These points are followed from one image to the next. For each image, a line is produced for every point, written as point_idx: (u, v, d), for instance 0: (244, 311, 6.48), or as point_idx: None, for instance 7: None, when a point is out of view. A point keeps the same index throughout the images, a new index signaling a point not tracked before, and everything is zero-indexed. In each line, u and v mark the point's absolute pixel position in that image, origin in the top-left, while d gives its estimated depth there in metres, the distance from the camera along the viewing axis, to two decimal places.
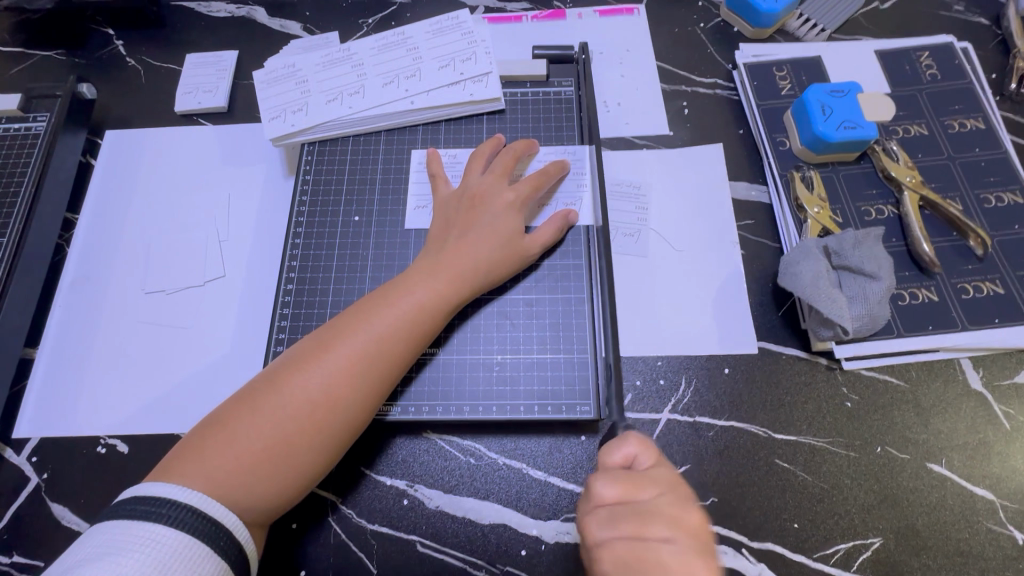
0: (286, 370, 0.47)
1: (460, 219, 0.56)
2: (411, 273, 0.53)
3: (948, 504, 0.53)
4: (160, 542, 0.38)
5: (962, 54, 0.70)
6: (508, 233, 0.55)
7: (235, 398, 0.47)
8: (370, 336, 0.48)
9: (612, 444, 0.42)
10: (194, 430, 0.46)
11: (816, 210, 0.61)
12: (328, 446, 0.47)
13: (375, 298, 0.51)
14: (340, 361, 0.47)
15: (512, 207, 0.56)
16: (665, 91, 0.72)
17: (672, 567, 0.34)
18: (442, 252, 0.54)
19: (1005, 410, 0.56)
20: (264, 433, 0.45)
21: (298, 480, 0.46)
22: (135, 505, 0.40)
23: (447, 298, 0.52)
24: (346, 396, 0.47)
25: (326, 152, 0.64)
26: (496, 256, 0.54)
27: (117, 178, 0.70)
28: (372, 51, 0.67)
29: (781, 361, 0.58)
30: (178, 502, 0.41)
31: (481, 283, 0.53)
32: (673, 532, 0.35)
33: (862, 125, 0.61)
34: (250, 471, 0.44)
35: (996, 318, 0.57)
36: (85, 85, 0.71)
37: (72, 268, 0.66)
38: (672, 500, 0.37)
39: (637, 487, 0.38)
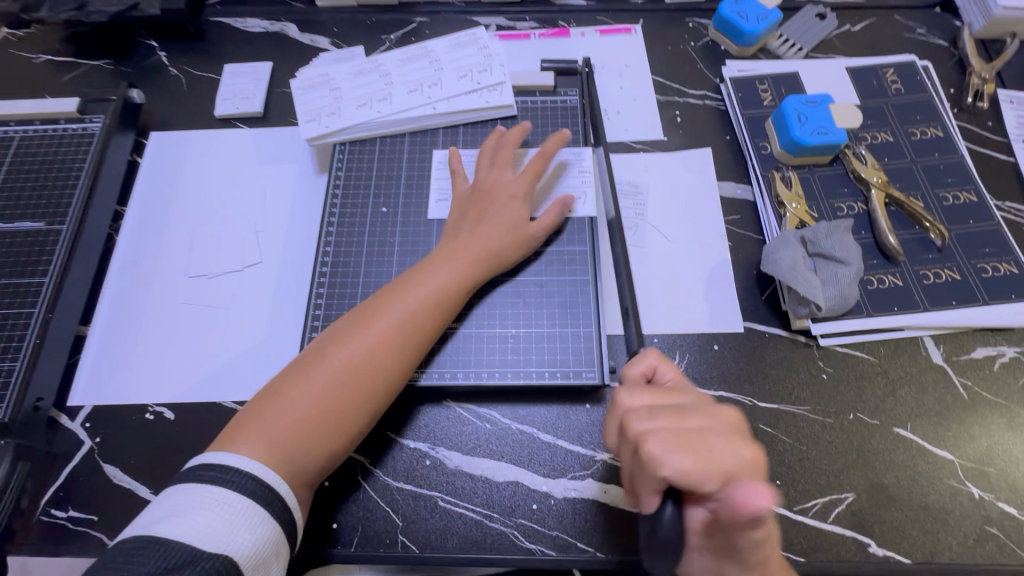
0: (328, 346, 0.54)
1: (472, 210, 0.63)
2: (432, 259, 0.59)
3: (913, 464, 0.59)
4: (228, 503, 0.44)
5: (923, 71, 0.79)
6: (514, 221, 0.62)
7: (283, 374, 0.53)
8: (400, 315, 0.55)
9: (635, 358, 0.51)
10: (249, 404, 0.52)
11: (794, 206, 0.69)
12: (368, 413, 0.53)
13: (401, 282, 0.58)
14: (375, 337, 0.54)
15: (518, 198, 0.63)
16: (659, 101, 0.80)
17: (722, 451, 0.37)
18: (458, 240, 0.61)
19: (963, 382, 0.63)
20: (314, 400, 0.51)
21: (343, 443, 0.52)
22: (202, 471, 0.46)
23: (465, 277, 0.58)
24: (384, 365, 0.53)
25: (355, 150, 0.71)
26: (504, 240, 0.61)
27: (162, 174, 0.77)
28: (398, 62, 0.74)
29: (764, 338, 0.65)
30: (240, 469, 0.46)
31: (493, 265, 0.60)
32: (710, 421, 0.40)
33: (833, 131, 0.69)
34: (303, 433, 0.50)
35: (954, 301, 0.64)
36: (135, 91, 0.78)
37: (120, 254, 0.72)
38: (696, 400, 0.44)
39: (665, 393, 0.45)
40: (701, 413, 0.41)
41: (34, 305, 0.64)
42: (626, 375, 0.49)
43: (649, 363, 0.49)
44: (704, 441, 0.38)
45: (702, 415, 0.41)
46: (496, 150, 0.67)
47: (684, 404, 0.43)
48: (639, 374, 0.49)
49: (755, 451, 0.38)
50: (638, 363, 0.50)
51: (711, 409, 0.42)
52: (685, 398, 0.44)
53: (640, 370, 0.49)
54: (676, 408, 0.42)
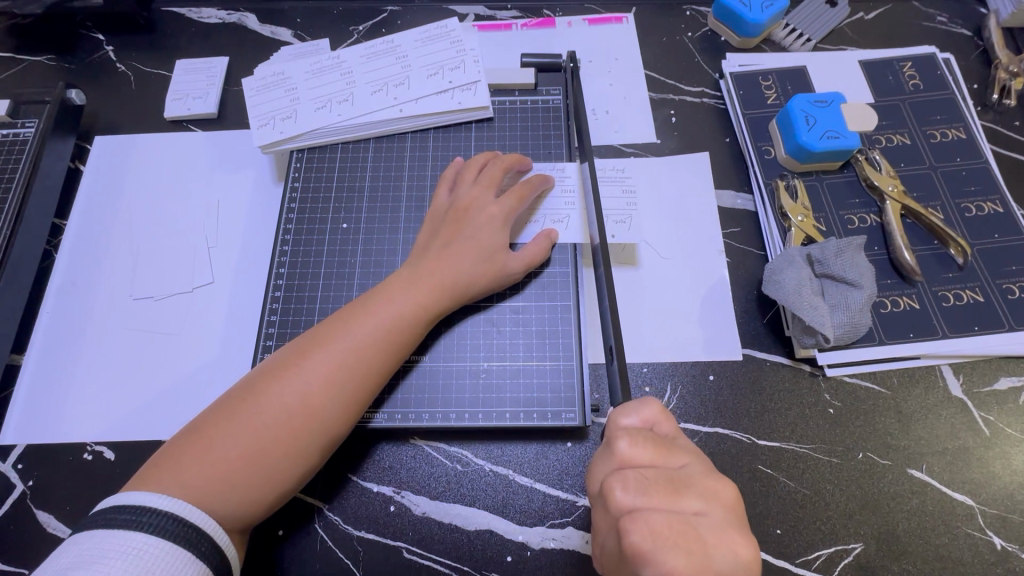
0: (264, 378, 0.48)
1: (444, 231, 0.56)
2: (391, 283, 0.53)
3: (929, 510, 0.53)
4: (144, 550, 0.38)
5: (944, 65, 0.72)
6: (490, 248, 0.55)
7: (214, 406, 0.47)
8: (348, 346, 0.49)
9: (630, 406, 0.43)
10: (173, 438, 0.46)
11: (800, 219, 0.62)
12: (308, 457, 0.47)
13: (356, 306, 0.52)
14: (319, 370, 0.48)
15: (497, 221, 0.56)
16: (653, 99, 0.73)
17: (710, 540, 0.35)
18: (423, 262, 0.54)
19: (984, 417, 0.57)
20: (240, 440, 0.45)
21: (278, 488, 0.46)
22: (116, 514, 0.40)
23: (430, 311, 0.52)
24: (324, 404, 0.47)
25: (314, 159, 0.65)
26: (477, 270, 0.54)
27: (106, 183, 0.70)
28: (362, 59, 0.67)
29: (764, 367, 0.59)
30: (159, 510, 0.40)
31: (461, 295, 0.54)
32: (706, 505, 0.37)
33: (845, 135, 0.62)
34: (227, 478, 0.44)
35: (976, 326, 0.58)
36: (75, 91, 0.71)
37: (59, 273, 0.66)
38: (700, 469, 0.39)
39: (664, 453, 0.39)
40: (700, 491, 0.37)
41: None
42: (616, 424, 0.42)
43: (647, 413, 0.42)
44: (697, 535, 0.35)
45: (701, 495, 0.37)
46: (482, 167, 0.59)
47: (684, 472, 0.38)
48: (634, 423, 0.42)
49: (747, 547, 0.36)
50: (633, 413, 0.42)
51: (712, 485, 0.38)
52: (683, 461, 0.39)
53: (635, 420, 0.42)
54: (672, 479, 0.37)
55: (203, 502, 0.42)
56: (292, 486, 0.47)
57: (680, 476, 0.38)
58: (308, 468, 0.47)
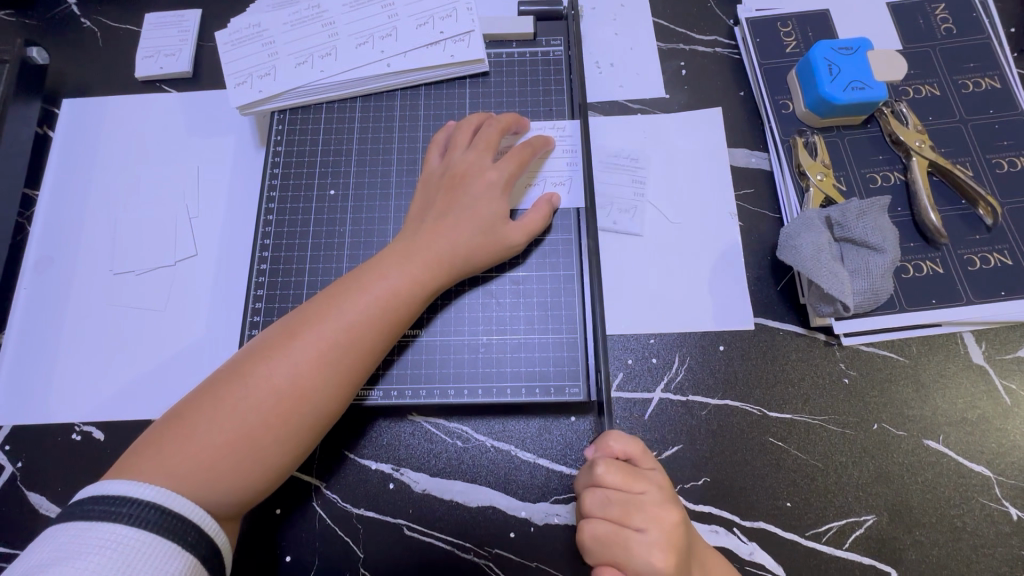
0: (251, 359, 0.45)
1: (439, 201, 0.52)
2: (383, 257, 0.50)
3: (943, 481, 0.52)
4: (123, 544, 0.36)
5: (980, 6, 0.65)
6: (489, 217, 0.51)
7: (200, 388, 0.45)
8: (339, 324, 0.46)
9: (621, 432, 0.44)
10: (158, 423, 0.44)
11: (819, 177, 0.58)
12: (299, 440, 0.45)
13: (346, 282, 0.49)
14: (308, 351, 0.45)
15: (496, 188, 0.52)
16: (661, 50, 0.67)
17: (640, 555, 0.39)
18: (417, 235, 0.51)
19: (1004, 384, 0.54)
20: (227, 426, 0.43)
21: (269, 473, 0.44)
22: (93, 505, 0.38)
23: (425, 285, 0.49)
24: (316, 386, 0.45)
25: (297, 120, 0.60)
26: (475, 242, 0.50)
27: (78, 150, 0.66)
28: (344, 8, 0.61)
29: (777, 336, 0.56)
30: (141, 499, 0.39)
31: (458, 269, 0.50)
32: (649, 527, 0.40)
33: (872, 85, 0.57)
34: (214, 464, 0.42)
35: (1002, 291, 0.55)
36: (36, 49, 0.66)
37: (35, 248, 0.63)
38: (661, 500, 0.41)
39: (632, 479, 0.41)
40: (648, 516, 0.40)
41: None
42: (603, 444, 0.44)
43: (634, 445, 0.43)
44: (624, 545, 0.40)
45: (645, 518, 0.40)
46: (477, 129, 0.55)
47: (643, 496, 0.41)
48: (622, 448, 0.43)
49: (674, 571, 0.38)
50: (618, 440, 0.43)
51: (661, 512, 0.41)
52: (645, 489, 0.41)
53: (621, 446, 0.43)
54: (626, 500, 0.41)
55: (188, 489, 0.41)
56: (283, 470, 0.45)
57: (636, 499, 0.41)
58: (299, 451, 0.45)
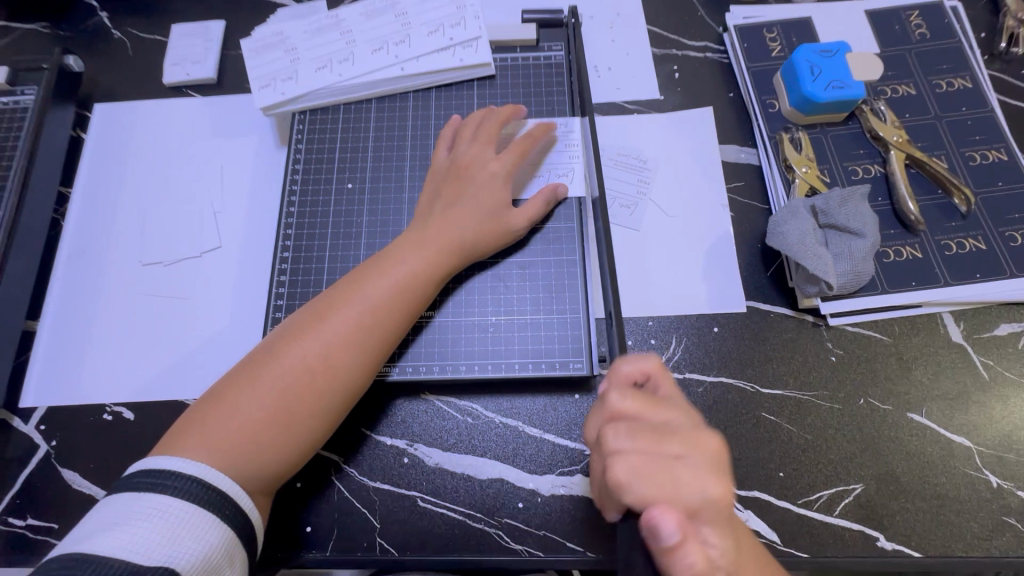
0: (283, 341, 0.49)
1: (447, 191, 0.56)
2: (399, 244, 0.54)
3: (927, 451, 0.55)
4: (169, 512, 0.40)
5: (951, 13, 0.70)
6: (494, 204, 0.55)
7: (235, 370, 0.48)
8: (363, 306, 0.50)
9: (630, 356, 0.44)
10: (196, 404, 0.48)
11: (804, 170, 0.62)
12: (330, 415, 0.48)
13: (366, 269, 0.52)
14: (336, 332, 0.49)
15: (500, 177, 0.56)
16: (655, 55, 0.72)
17: (686, 479, 0.37)
18: (429, 223, 0.55)
19: (983, 360, 0.58)
20: (264, 403, 0.46)
21: (303, 447, 0.47)
22: (141, 478, 0.42)
23: (439, 269, 0.53)
24: (344, 363, 0.48)
25: (317, 121, 0.65)
26: (481, 227, 0.54)
27: (109, 151, 0.70)
28: (360, 17, 0.66)
29: (768, 318, 0.60)
30: (184, 473, 0.42)
31: (468, 254, 0.54)
32: (689, 451, 0.38)
33: (851, 85, 0.61)
34: (254, 438, 0.45)
35: (977, 274, 0.59)
36: (72, 58, 0.70)
37: (68, 241, 0.66)
38: (691, 424, 0.40)
39: (653, 406, 0.40)
40: (684, 438, 0.39)
41: None
42: (614, 373, 0.43)
43: (647, 366, 0.43)
44: (670, 474, 0.37)
45: (683, 441, 0.39)
46: (481, 123, 0.59)
47: (672, 420, 0.40)
48: (634, 372, 0.43)
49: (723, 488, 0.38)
50: (631, 363, 0.43)
51: (696, 434, 0.39)
52: (670, 413, 0.40)
53: (634, 369, 0.43)
54: (657, 428, 0.39)
55: (231, 462, 0.44)
56: (317, 444, 0.48)
57: (665, 426, 0.40)
58: (330, 425, 0.49)
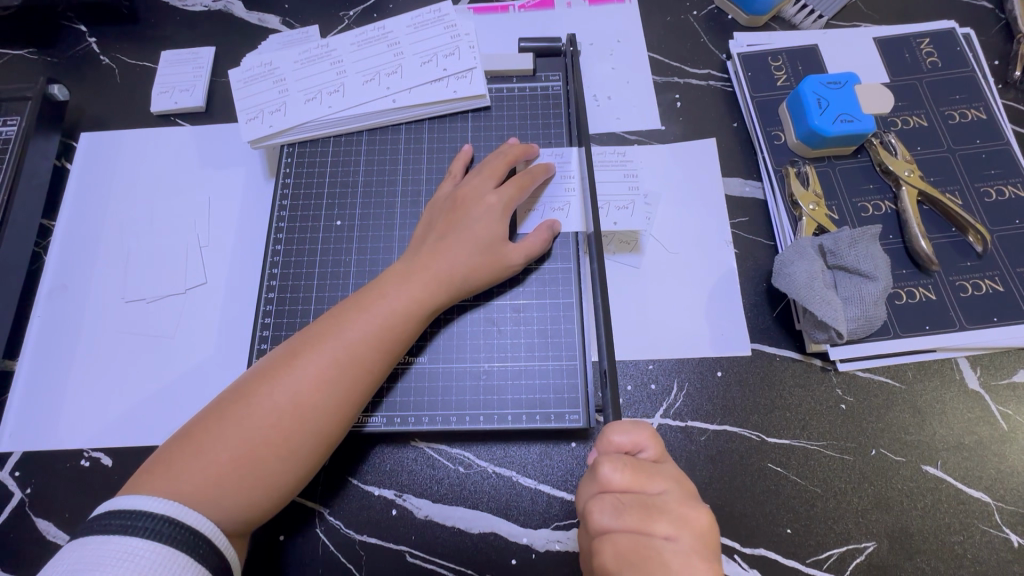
0: (257, 379, 0.47)
1: (440, 223, 0.54)
2: (385, 279, 0.52)
3: (943, 507, 0.52)
4: (140, 556, 0.37)
5: (963, 41, 0.68)
6: (489, 239, 0.53)
7: (208, 408, 0.47)
8: (341, 344, 0.48)
9: (624, 424, 0.41)
10: (166, 442, 0.46)
11: (811, 207, 0.59)
12: (302, 459, 0.46)
13: (347, 305, 0.50)
14: (311, 370, 0.47)
15: (496, 211, 0.54)
16: (657, 83, 0.70)
17: (675, 566, 0.35)
18: (418, 258, 0.52)
19: (1001, 410, 0.55)
20: (233, 444, 0.44)
21: (275, 492, 0.45)
22: (109, 520, 0.39)
23: (425, 304, 0.51)
24: (317, 403, 0.46)
25: (306, 153, 0.63)
26: (475, 263, 0.52)
27: (94, 182, 0.68)
28: (352, 47, 0.64)
29: (774, 362, 0.57)
30: (155, 513, 0.40)
31: (460, 289, 0.52)
32: (678, 532, 0.36)
33: (860, 118, 0.59)
34: (220, 482, 0.43)
35: (995, 317, 0.56)
36: (58, 86, 0.69)
37: (49, 275, 0.64)
38: (680, 499, 0.38)
39: (645, 479, 0.38)
40: (674, 518, 0.37)
41: None
42: (605, 442, 0.40)
43: (640, 436, 0.40)
44: (661, 560, 0.35)
45: (675, 521, 0.36)
46: (487, 161, 0.57)
47: (662, 496, 0.38)
48: (626, 441, 0.40)
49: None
50: (625, 432, 0.40)
51: (687, 512, 0.37)
52: (663, 487, 0.38)
53: (625, 440, 0.40)
54: (648, 504, 0.37)
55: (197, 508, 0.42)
56: (287, 490, 0.46)
57: (657, 502, 0.37)
58: (303, 469, 0.46)
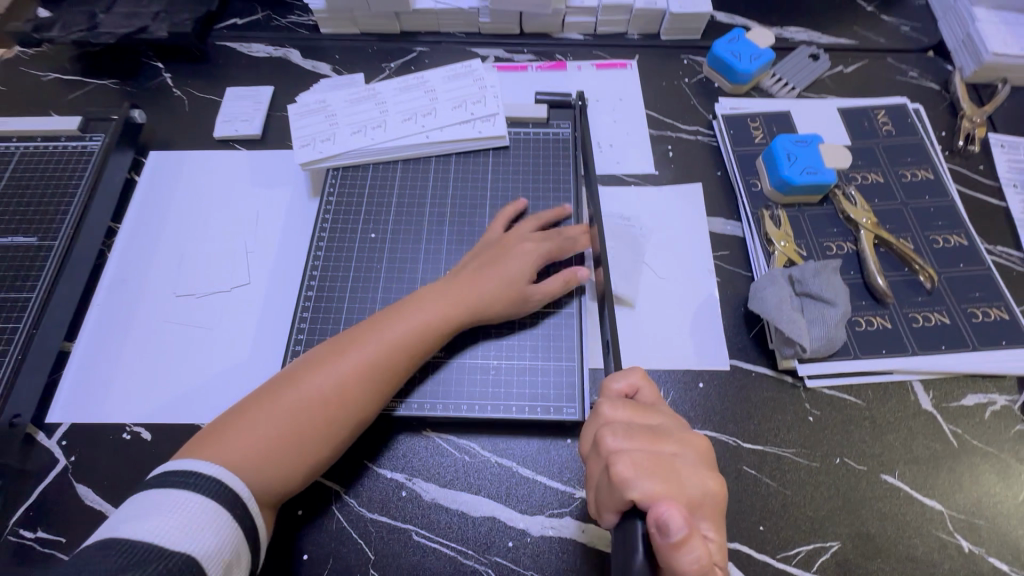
0: (305, 368, 0.54)
1: (479, 256, 0.63)
2: (423, 292, 0.60)
3: (900, 513, 0.58)
4: (192, 505, 0.44)
5: (914, 114, 0.80)
6: (519, 274, 0.61)
7: (259, 390, 0.54)
8: (381, 344, 0.55)
9: (618, 373, 0.51)
10: (218, 418, 0.52)
11: (782, 244, 0.69)
12: (335, 441, 0.53)
13: (388, 312, 0.58)
14: (353, 364, 0.54)
15: (531, 253, 0.63)
16: (652, 135, 0.81)
17: (684, 470, 0.44)
18: (455, 279, 0.61)
19: (952, 429, 0.61)
20: (280, 423, 0.51)
21: (310, 468, 0.52)
22: (171, 474, 0.46)
23: (457, 316, 0.58)
24: (356, 394, 0.53)
25: (348, 176, 0.72)
26: (504, 293, 0.60)
27: (158, 193, 0.78)
28: (394, 91, 0.76)
29: (750, 377, 0.64)
30: (205, 473, 0.46)
31: (487, 309, 0.60)
32: (682, 448, 0.45)
33: (822, 171, 0.69)
34: (266, 455, 0.50)
35: (942, 345, 0.64)
36: (137, 111, 0.80)
37: (110, 270, 0.72)
38: (677, 427, 0.48)
39: (643, 412, 0.48)
40: (677, 439, 0.46)
41: (18, 321, 0.64)
42: (606, 389, 0.50)
43: (634, 379, 0.50)
44: (674, 469, 0.43)
45: (677, 441, 0.46)
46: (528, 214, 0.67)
47: (660, 425, 0.47)
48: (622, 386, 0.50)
49: (714, 482, 0.45)
50: (621, 378, 0.50)
51: (687, 435, 0.47)
52: (660, 420, 0.48)
53: (623, 385, 0.50)
54: (652, 431, 0.46)
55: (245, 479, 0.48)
56: (317, 469, 0.52)
57: (658, 429, 0.47)
58: (334, 450, 0.53)
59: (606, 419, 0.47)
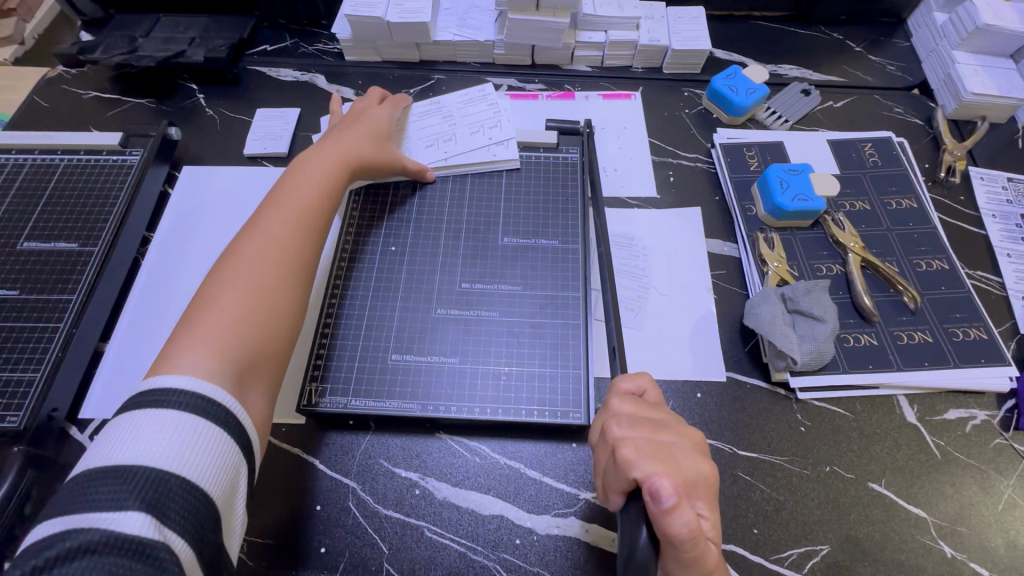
0: (231, 256, 0.59)
1: (343, 123, 0.76)
2: (309, 154, 0.70)
3: (886, 519, 0.61)
4: (177, 425, 0.44)
5: (898, 147, 0.86)
6: (375, 127, 0.75)
7: (193, 300, 0.56)
8: (295, 204, 0.64)
9: (627, 376, 0.56)
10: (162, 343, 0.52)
11: (776, 264, 0.73)
12: (292, 285, 0.59)
13: (287, 182, 0.66)
14: (275, 228, 0.61)
15: (379, 113, 0.77)
16: (655, 161, 0.87)
17: (680, 453, 0.48)
18: (329, 139, 0.73)
19: (935, 441, 0.65)
20: (235, 300, 0.55)
21: (278, 324, 0.56)
22: (143, 398, 0.46)
23: (356, 153, 0.71)
24: (293, 239, 0.61)
25: (370, 192, 0.77)
26: (375, 143, 0.74)
27: (189, 205, 0.83)
28: (414, 117, 0.82)
29: (746, 389, 0.68)
30: (178, 389, 0.46)
31: (370, 156, 0.72)
32: (681, 437, 0.50)
33: (813, 198, 0.75)
34: (235, 325, 0.53)
35: (926, 361, 0.68)
36: (174, 129, 0.85)
37: (143, 276, 0.76)
38: (677, 420, 0.52)
39: (648, 408, 0.52)
40: (676, 430, 0.50)
41: (59, 321, 0.69)
42: (616, 389, 0.55)
43: (640, 381, 0.55)
44: (672, 452, 0.48)
45: (675, 431, 0.50)
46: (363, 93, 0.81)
47: (663, 420, 0.51)
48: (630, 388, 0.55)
49: (709, 466, 0.48)
50: (629, 380, 0.55)
51: (685, 428, 0.51)
52: (664, 414, 0.52)
53: (631, 385, 0.55)
54: (653, 422, 0.50)
55: (223, 386, 0.49)
56: (285, 325, 0.57)
57: (661, 422, 0.51)
58: (296, 300, 0.59)
59: (614, 412, 0.52)
